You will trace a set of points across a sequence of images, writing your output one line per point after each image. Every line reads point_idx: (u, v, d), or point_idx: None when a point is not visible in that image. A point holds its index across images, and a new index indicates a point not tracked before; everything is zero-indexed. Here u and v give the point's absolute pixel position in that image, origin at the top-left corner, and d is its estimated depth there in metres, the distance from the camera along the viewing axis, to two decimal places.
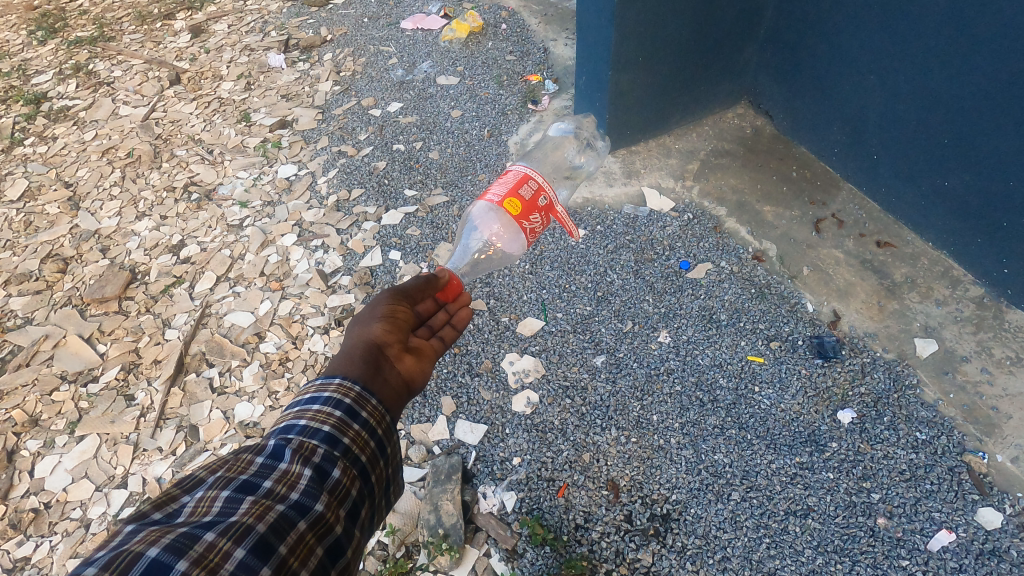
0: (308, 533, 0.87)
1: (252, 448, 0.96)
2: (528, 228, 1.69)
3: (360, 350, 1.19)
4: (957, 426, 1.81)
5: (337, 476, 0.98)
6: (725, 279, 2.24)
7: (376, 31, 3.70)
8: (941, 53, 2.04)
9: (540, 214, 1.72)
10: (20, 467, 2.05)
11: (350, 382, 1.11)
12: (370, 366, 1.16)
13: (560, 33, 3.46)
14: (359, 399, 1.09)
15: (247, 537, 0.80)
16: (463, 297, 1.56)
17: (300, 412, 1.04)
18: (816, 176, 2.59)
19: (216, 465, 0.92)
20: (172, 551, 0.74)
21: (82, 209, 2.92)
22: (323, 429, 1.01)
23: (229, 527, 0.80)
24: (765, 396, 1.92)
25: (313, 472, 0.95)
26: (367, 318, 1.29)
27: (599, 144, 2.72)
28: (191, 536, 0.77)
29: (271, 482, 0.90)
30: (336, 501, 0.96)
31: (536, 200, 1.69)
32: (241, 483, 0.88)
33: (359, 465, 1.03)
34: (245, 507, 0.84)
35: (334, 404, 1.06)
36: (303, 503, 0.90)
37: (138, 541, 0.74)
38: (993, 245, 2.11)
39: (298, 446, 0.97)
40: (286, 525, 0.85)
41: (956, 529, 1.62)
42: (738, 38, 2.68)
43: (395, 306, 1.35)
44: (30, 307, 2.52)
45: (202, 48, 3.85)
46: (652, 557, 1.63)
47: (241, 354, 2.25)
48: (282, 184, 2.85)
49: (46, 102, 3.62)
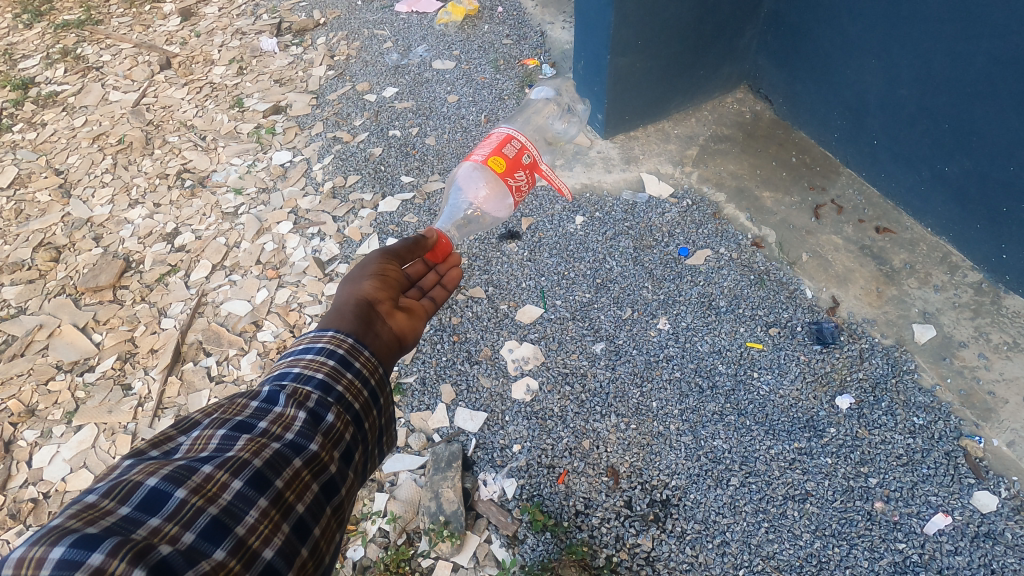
0: (303, 470, 0.88)
1: (247, 394, 0.95)
2: (512, 185, 1.75)
3: (351, 305, 1.19)
4: (954, 411, 1.82)
5: (331, 421, 0.97)
6: (724, 265, 2.24)
7: (370, 14, 3.64)
8: (943, 35, 2.02)
9: (524, 172, 1.78)
10: (17, 457, 2.04)
11: (343, 334, 1.10)
12: (361, 321, 1.16)
13: (557, 16, 3.41)
14: (353, 350, 1.09)
15: (244, 471, 0.81)
16: (452, 258, 1.59)
17: (294, 361, 1.03)
18: (816, 161, 2.57)
19: (211, 409, 0.91)
20: (171, 480, 0.75)
21: (74, 197, 2.89)
22: (317, 376, 1.00)
23: (226, 461, 0.81)
24: (765, 381, 1.92)
25: (308, 416, 0.94)
26: (357, 277, 1.29)
27: (580, 108, 2.75)
28: (189, 468, 0.78)
29: (266, 423, 0.89)
30: (331, 443, 0.95)
31: (520, 158, 1.76)
32: (237, 423, 0.88)
33: (353, 412, 1.02)
34: (241, 444, 0.84)
35: (327, 354, 1.05)
36: (299, 442, 0.89)
37: (137, 472, 0.76)
38: (993, 230, 2.10)
39: (293, 392, 0.96)
40: (282, 461, 0.86)
41: (952, 512, 1.63)
42: (738, 21, 2.64)
43: (385, 266, 1.36)
44: (24, 297, 2.49)
45: (193, 31, 3.79)
46: (652, 543, 1.64)
47: (239, 343, 2.23)
48: (277, 170, 2.81)
49: (34, 87, 3.56)
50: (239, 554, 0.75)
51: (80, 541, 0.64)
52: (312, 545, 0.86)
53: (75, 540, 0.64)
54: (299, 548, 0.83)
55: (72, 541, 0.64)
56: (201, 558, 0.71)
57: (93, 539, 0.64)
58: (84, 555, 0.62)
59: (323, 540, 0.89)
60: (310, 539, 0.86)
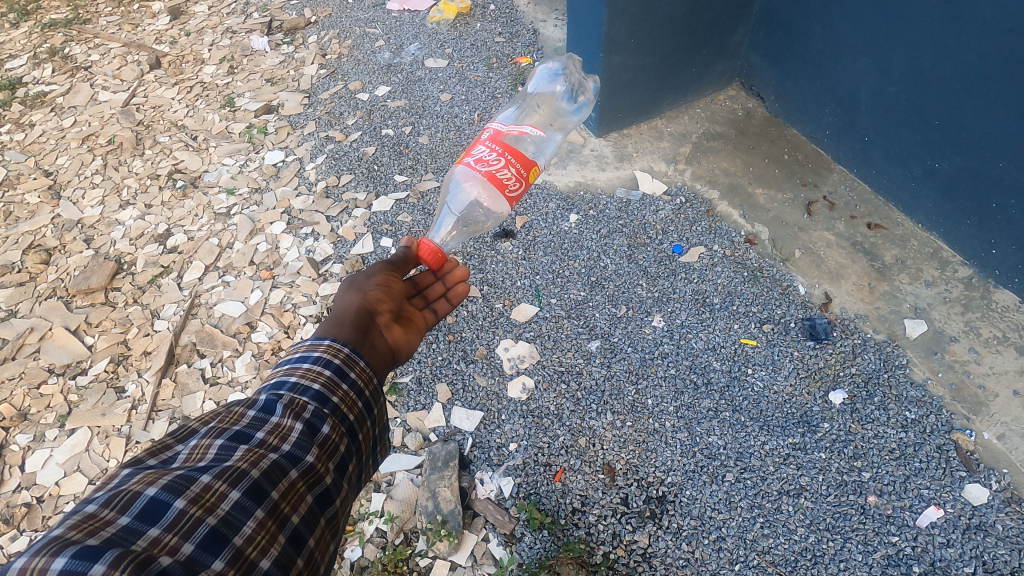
0: (299, 482, 0.88)
1: (244, 402, 0.95)
2: (472, 162, 1.68)
3: (351, 314, 1.19)
4: (945, 406, 1.84)
5: (326, 432, 0.97)
6: (718, 263, 2.25)
7: (361, 12, 3.62)
8: (932, 33, 2.04)
9: (486, 147, 1.69)
10: (9, 462, 2.02)
11: (340, 344, 1.10)
12: (359, 331, 1.16)
13: (549, 14, 3.41)
14: (349, 360, 1.08)
15: (242, 481, 0.81)
16: (462, 272, 1.57)
17: (291, 369, 1.03)
18: (808, 158, 2.59)
19: (208, 418, 0.91)
20: (170, 491, 0.75)
21: (64, 198, 2.86)
22: (313, 386, 1.00)
23: (224, 472, 0.81)
24: (758, 377, 1.93)
25: (304, 427, 0.94)
26: (361, 283, 1.30)
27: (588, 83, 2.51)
28: (188, 478, 0.78)
29: (263, 434, 0.89)
30: (326, 454, 0.95)
31: (479, 141, 1.74)
32: (234, 433, 0.88)
33: (348, 423, 1.03)
34: (239, 454, 0.84)
35: (324, 363, 1.05)
36: (295, 453, 0.89)
37: (136, 482, 0.76)
38: (982, 226, 2.12)
39: (290, 402, 0.96)
40: (279, 472, 0.86)
41: (943, 505, 1.65)
42: (731, 20, 2.66)
43: (388, 278, 1.36)
44: (13, 299, 2.46)
45: (182, 31, 3.76)
46: (648, 539, 1.65)
47: (233, 345, 2.22)
48: (269, 170, 2.80)
49: (22, 87, 3.52)
50: (237, 564, 0.75)
51: (82, 551, 0.63)
52: (307, 556, 0.86)
53: (77, 551, 0.63)
54: (295, 559, 0.83)
55: (74, 552, 0.63)
56: (201, 569, 0.71)
57: (94, 551, 0.64)
58: (85, 567, 0.62)
59: (318, 550, 0.89)
60: (305, 549, 0.86)
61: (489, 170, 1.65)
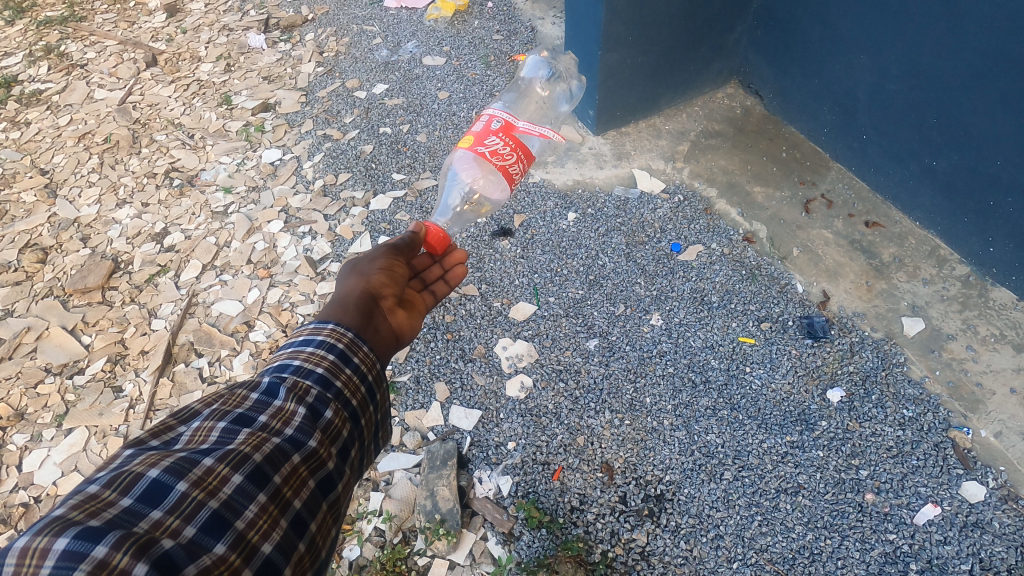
0: (301, 466, 0.87)
1: (247, 385, 0.95)
2: (483, 151, 1.65)
3: (355, 298, 1.18)
4: (943, 403, 1.84)
5: (329, 417, 0.97)
6: (716, 261, 2.25)
7: (359, 9, 3.61)
8: (930, 30, 2.04)
9: (498, 137, 1.66)
10: (7, 461, 2.01)
11: (343, 328, 1.09)
12: (363, 315, 1.15)
13: (547, 12, 3.40)
14: (352, 344, 1.08)
15: (244, 465, 0.81)
16: (459, 254, 1.57)
17: (294, 353, 1.03)
18: (806, 156, 2.58)
19: (211, 400, 0.91)
20: (172, 472, 0.75)
21: (60, 197, 2.85)
22: (316, 371, 1.00)
23: (227, 454, 0.81)
24: (756, 376, 1.94)
25: (307, 411, 0.93)
26: (364, 267, 1.29)
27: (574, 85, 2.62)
28: (190, 460, 0.78)
29: (266, 418, 0.89)
30: (328, 439, 0.95)
31: (488, 127, 1.68)
32: (236, 416, 0.88)
33: (351, 408, 1.02)
34: (242, 438, 0.84)
35: (327, 348, 1.04)
36: (297, 438, 0.89)
37: (138, 463, 0.76)
38: (979, 223, 2.12)
39: (293, 385, 0.95)
40: (281, 456, 0.85)
41: (941, 503, 1.66)
42: (729, 17, 2.65)
43: (392, 261, 1.35)
44: (9, 299, 2.45)
45: (179, 28, 3.74)
46: (646, 538, 1.65)
47: (230, 343, 2.22)
48: (267, 168, 2.79)
49: (17, 85, 3.50)
50: (240, 548, 0.75)
51: (83, 533, 0.64)
52: (309, 541, 0.86)
53: (78, 532, 0.64)
54: (297, 543, 0.83)
55: (76, 533, 0.63)
56: (202, 552, 0.71)
57: (96, 532, 0.64)
58: (86, 549, 0.62)
59: (319, 535, 0.89)
60: (306, 534, 0.85)
61: (503, 164, 1.66)
